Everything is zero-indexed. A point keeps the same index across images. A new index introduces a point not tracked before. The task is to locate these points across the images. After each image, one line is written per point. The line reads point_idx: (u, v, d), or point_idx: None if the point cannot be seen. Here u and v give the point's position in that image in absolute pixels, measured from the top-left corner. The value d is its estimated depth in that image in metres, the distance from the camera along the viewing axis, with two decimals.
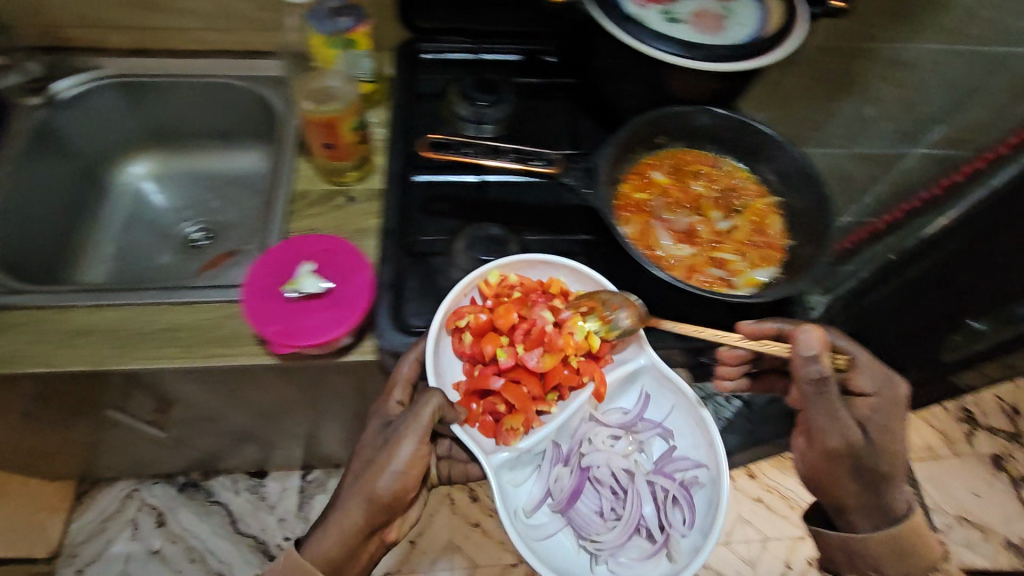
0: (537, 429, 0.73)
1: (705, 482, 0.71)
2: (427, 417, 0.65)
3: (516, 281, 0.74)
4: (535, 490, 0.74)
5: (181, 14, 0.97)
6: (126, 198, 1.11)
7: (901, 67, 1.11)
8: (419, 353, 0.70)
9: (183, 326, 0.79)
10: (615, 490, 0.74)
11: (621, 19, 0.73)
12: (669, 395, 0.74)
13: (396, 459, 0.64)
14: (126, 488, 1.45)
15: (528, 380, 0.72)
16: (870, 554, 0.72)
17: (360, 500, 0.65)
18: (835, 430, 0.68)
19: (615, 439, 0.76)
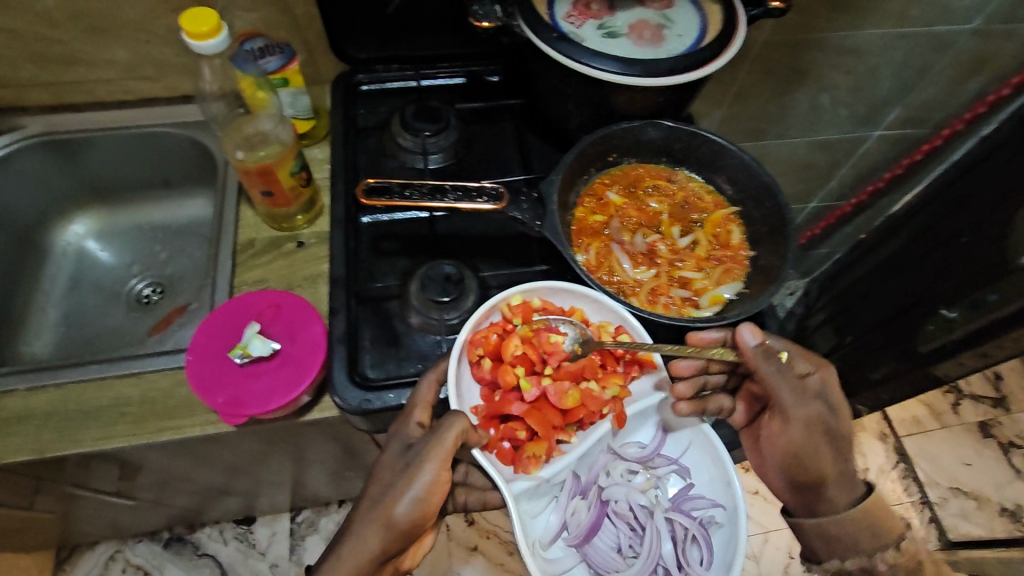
0: (558, 458, 0.70)
1: (722, 522, 0.67)
2: (451, 440, 0.61)
3: (539, 304, 0.73)
4: (552, 522, 0.71)
5: (100, 67, 0.93)
6: (68, 258, 1.06)
7: (846, 53, 1.16)
8: (441, 374, 0.67)
9: (134, 400, 0.75)
10: (633, 526, 0.71)
11: (555, 39, 0.71)
12: (687, 431, 0.72)
13: (415, 484, 0.59)
14: (109, 549, 1.40)
15: (549, 407, 0.69)
16: (845, 534, 0.66)
17: (376, 528, 0.59)
18: (798, 404, 0.67)
19: (632, 473, 0.73)
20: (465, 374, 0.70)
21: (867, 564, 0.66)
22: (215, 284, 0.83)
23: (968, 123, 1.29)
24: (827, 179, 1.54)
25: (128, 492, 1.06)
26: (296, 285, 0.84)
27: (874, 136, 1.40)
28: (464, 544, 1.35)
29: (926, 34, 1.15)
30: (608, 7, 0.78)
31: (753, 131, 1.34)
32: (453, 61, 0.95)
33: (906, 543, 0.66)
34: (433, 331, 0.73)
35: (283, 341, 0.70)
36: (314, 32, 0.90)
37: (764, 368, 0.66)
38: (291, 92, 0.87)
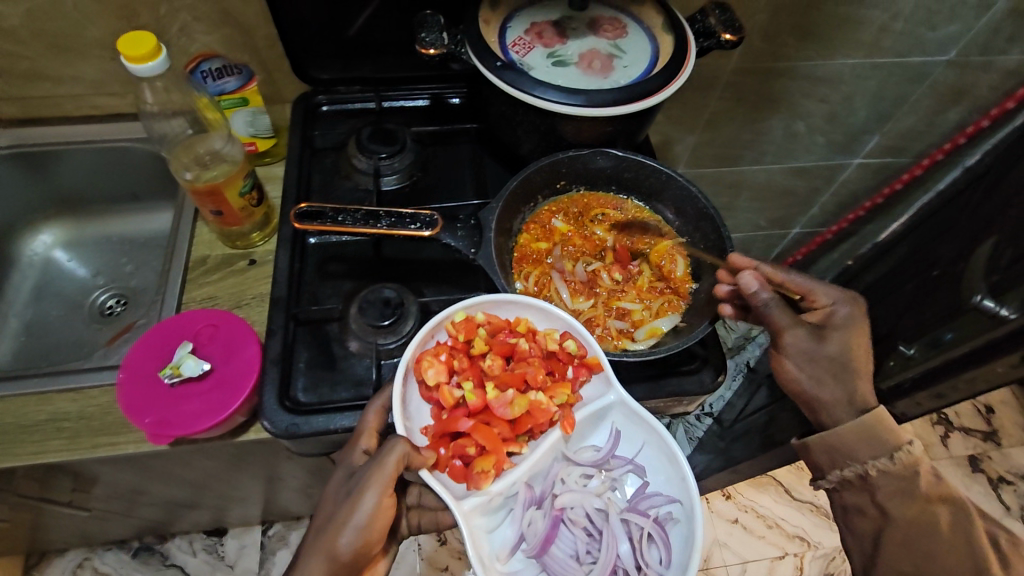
0: (509, 471, 0.66)
1: (680, 518, 0.64)
2: (392, 465, 0.58)
3: (483, 319, 0.69)
4: (508, 535, 0.66)
5: (66, 82, 0.93)
6: (34, 267, 1.07)
7: (817, 82, 1.16)
8: (387, 400, 0.66)
9: (71, 416, 0.76)
10: (590, 531, 0.67)
11: (498, 67, 0.72)
12: (639, 431, 0.68)
13: (358, 512, 0.58)
14: (77, 556, 1.32)
15: (496, 420, 0.66)
16: (842, 445, 0.68)
17: (320, 561, 0.57)
18: (791, 332, 0.69)
19: (587, 478, 0.69)
20: (412, 395, 0.67)
21: (861, 471, 0.68)
22: (164, 301, 0.83)
23: (948, 153, 1.28)
24: (808, 206, 1.52)
25: (83, 504, 1.03)
26: (244, 304, 0.84)
27: (854, 164, 1.39)
28: (436, 564, 1.30)
29: (898, 65, 1.14)
30: (559, 36, 0.79)
31: (728, 157, 1.33)
32: (415, 83, 0.96)
33: (903, 454, 0.66)
34: (369, 356, 0.72)
35: (216, 361, 0.72)
36: (274, 53, 0.91)
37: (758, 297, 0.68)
38: (250, 112, 0.89)
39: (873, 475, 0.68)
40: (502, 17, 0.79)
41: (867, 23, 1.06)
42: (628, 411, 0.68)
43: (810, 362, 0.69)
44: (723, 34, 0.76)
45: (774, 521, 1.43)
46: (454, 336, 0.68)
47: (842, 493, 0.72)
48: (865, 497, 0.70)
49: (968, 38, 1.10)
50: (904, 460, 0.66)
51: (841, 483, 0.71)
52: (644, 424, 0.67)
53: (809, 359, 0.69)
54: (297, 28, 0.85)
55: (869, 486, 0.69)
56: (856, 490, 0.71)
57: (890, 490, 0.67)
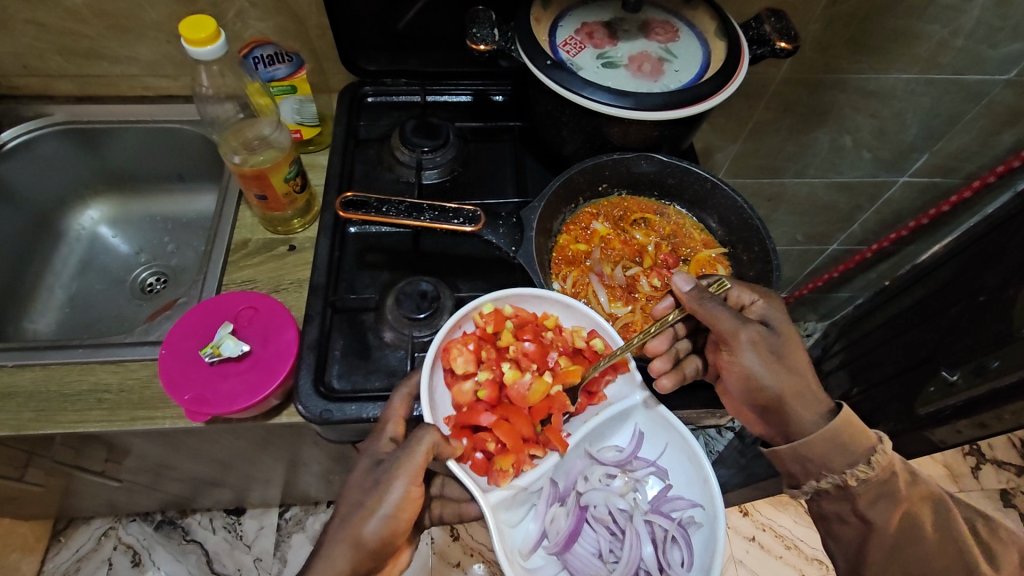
0: (533, 467, 0.66)
1: (702, 522, 0.63)
2: (421, 456, 0.58)
3: (511, 312, 0.69)
4: (531, 530, 0.65)
5: (123, 62, 0.96)
6: (81, 242, 1.10)
7: (868, 95, 1.13)
8: (414, 388, 0.66)
9: (112, 388, 0.78)
10: (613, 530, 0.67)
11: (548, 66, 0.71)
12: (661, 433, 0.67)
13: (385, 502, 0.58)
14: (104, 525, 1.35)
15: (519, 416, 0.65)
16: (819, 455, 0.62)
17: (345, 549, 0.58)
18: (742, 331, 0.63)
19: (610, 477, 0.69)
20: (438, 385, 0.67)
21: (840, 482, 0.63)
22: (204, 281, 0.85)
23: (1000, 176, 1.20)
24: (848, 223, 1.48)
25: (113, 475, 1.05)
26: (282, 288, 0.85)
27: (900, 182, 1.35)
28: (448, 560, 1.30)
29: (954, 82, 1.11)
30: (611, 37, 0.78)
31: (769, 168, 1.31)
32: (460, 78, 0.96)
33: (880, 457, 0.62)
34: (403, 347, 0.73)
35: (255, 344, 0.73)
36: (325, 42, 0.92)
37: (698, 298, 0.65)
38: (298, 100, 0.90)
39: (852, 484, 0.62)
40: (553, 16, 0.79)
41: (925, 37, 1.03)
42: (653, 412, 0.67)
43: (772, 362, 0.63)
44: (778, 41, 0.75)
45: (791, 542, 1.41)
46: (481, 328, 0.68)
47: (821, 503, 0.66)
48: (844, 506, 0.65)
49: None
50: (883, 463, 0.61)
51: (819, 494, 0.65)
52: (668, 426, 0.66)
53: (773, 358, 0.63)
54: (350, 18, 0.86)
55: (850, 495, 0.63)
56: (835, 499, 0.65)
57: (870, 497, 0.63)
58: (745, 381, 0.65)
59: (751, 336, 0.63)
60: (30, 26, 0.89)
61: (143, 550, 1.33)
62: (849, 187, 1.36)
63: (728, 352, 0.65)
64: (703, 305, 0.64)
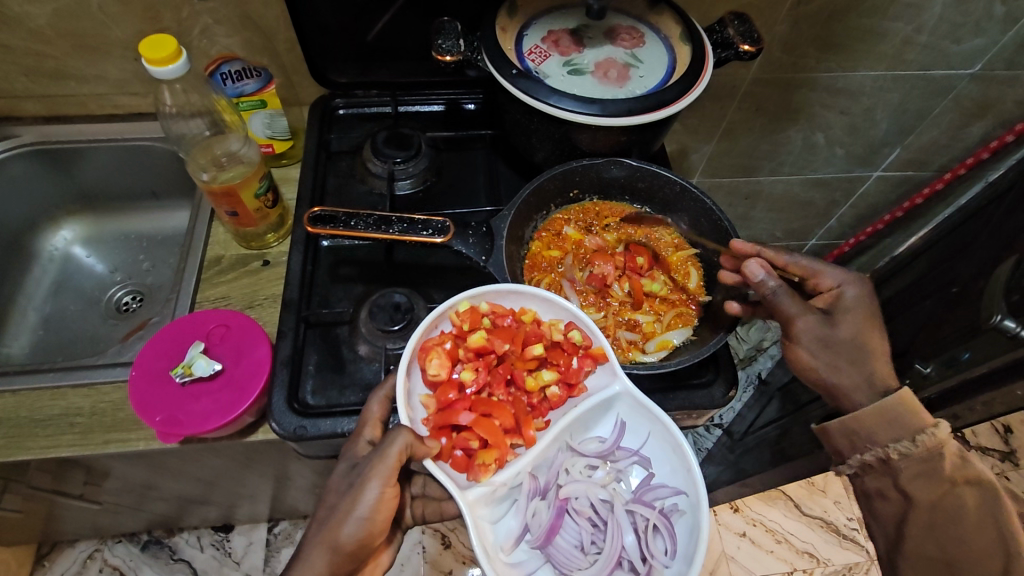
0: (513, 462, 0.66)
1: (685, 510, 0.63)
2: (393, 457, 0.58)
3: (488, 309, 0.69)
4: (513, 526, 0.66)
5: (89, 81, 0.95)
6: (54, 263, 1.09)
7: (837, 92, 1.14)
8: (391, 390, 0.66)
9: (84, 411, 0.77)
10: (595, 522, 0.67)
11: (514, 75, 0.72)
12: (644, 421, 0.67)
13: (361, 503, 0.58)
14: (88, 548, 1.33)
15: (498, 412, 0.66)
16: (864, 428, 0.67)
17: (323, 553, 0.57)
18: (801, 316, 0.68)
19: (593, 468, 0.69)
20: (416, 386, 0.67)
21: (882, 455, 0.67)
22: (177, 299, 0.84)
23: (970, 168, 1.26)
24: (826, 218, 1.49)
25: (93, 498, 1.04)
26: (256, 304, 0.84)
27: (874, 177, 1.36)
28: (439, 568, 1.30)
29: (921, 78, 1.13)
30: (577, 44, 0.79)
31: (745, 167, 1.32)
32: (431, 87, 0.96)
33: (926, 437, 0.64)
34: (378, 360, 0.73)
35: (227, 362, 0.72)
36: (294, 56, 0.92)
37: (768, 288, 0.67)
38: (268, 114, 0.90)
39: (895, 457, 0.66)
40: (519, 25, 0.80)
41: (889, 36, 1.04)
42: (633, 402, 0.67)
43: (822, 348, 0.68)
44: (741, 45, 0.75)
45: (782, 536, 1.41)
46: (457, 327, 0.68)
47: (864, 479, 0.70)
48: (886, 481, 0.68)
49: (994, 52, 1.08)
50: (927, 443, 0.63)
51: (863, 467, 0.70)
52: (650, 415, 0.66)
53: (831, 341, 0.68)
54: (318, 31, 0.86)
55: (891, 469, 0.67)
56: (878, 474, 0.69)
57: (911, 473, 0.65)
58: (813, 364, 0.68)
59: (803, 323, 0.68)
60: None
61: (130, 571, 1.32)
62: (825, 182, 1.38)
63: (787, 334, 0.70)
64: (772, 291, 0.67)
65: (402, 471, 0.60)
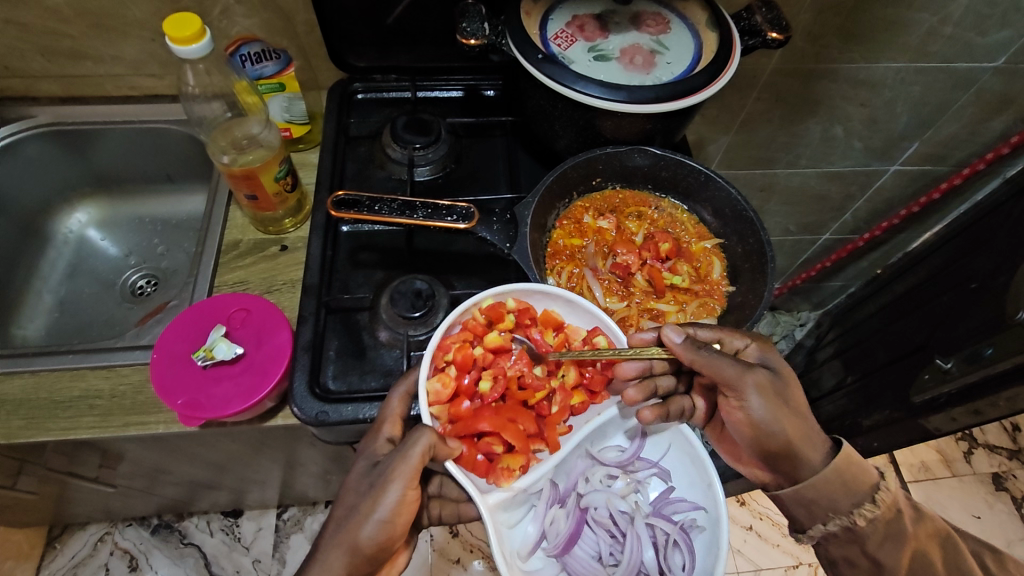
0: (536, 467, 0.65)
1: (704, 526, 0.63)
2: (416, 457, 0.57)
3: (513, 306, 0.68)
4: (530, 532, 0.65)
5: (106, 62, 0.94)
6: (69, 246, 1.08)
7: (859, 83, 1.13)
8: (411, 386, 0.66)
9: (103, 394, 0.77)
10: (613, 533, 0.67)
11: (539, 60, 0.71)
12: (666, 434, 0.67)
13: (381, 506, 0.57)
14: (99, 530, 1.34)
15: (522, 418, 0.66)
16: (821, 496, 0.62)
17: (341, 554, 0.57)
18: (748, 375, 0.61)
19: (612, 479, 0.69)
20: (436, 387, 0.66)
21: (847, 524, 0.62)
22: (196, 283, 0.84)
23: (990, 163, 1.26)
24: (841, 212, 1.48)
25: (108, 481, 1.04)
26: (274, 289, 0.84)
27: (891, 171, 1.35)
28: (448, 556, 1.30)
29: (944, 70, 1.11)
30: (602, 30, 0.78)
31: (762, 159, 1.31)
32: (450, 73, 0.95)
33: (881, 493, 0.62)
34: (399, 346, 0.72)
35: (248, 346, 0.72)
36: (314, 39, 0.91)
37: (699, 355, 0.62)
38: (287, 97, 0.89)
39: (861, 525, 0.62)
40: (544, 9, 0.79)
41: (914, 27, 1.03)
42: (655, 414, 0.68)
43: (783, 406, 0.61)
44: (770, 32, 0.74)
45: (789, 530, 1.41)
46: (476, 331, 0.67)
47: (827, 547, 0.66)
48: (851, 550, 0.64)
49: (1020, 44, 1.06)
50: (887, 501, 0.62)
51: (825, 538, 0.64)
52: (672, 426, 0.66)
53: (785, 403, 0.62)
54: (338, 13, 0.85)
55: (858, 536, 0.63)
56: (842, 542, 0.64)
57: (880, 540, 0.62)
58: (754, 429, 0.62)
59: (755, 379, 0.61)
60: (12, 25, 0.87)
61: (141, 554, 1.32)
62: (842, 176, 1.36)
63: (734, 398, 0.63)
64: (700, 355, 0.62)
65: (424, 472, 0.59)
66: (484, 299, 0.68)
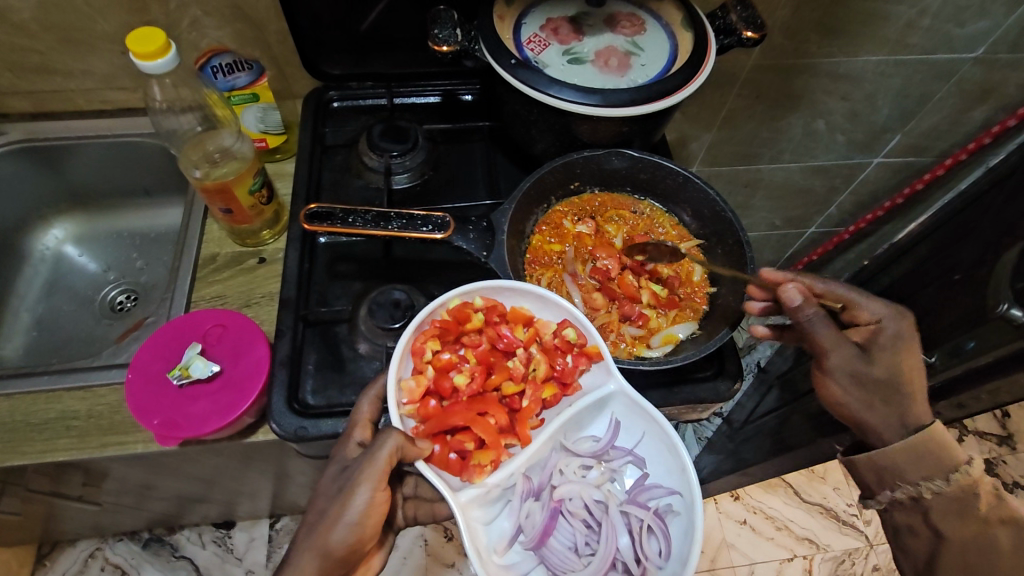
0: (508, 462, 0.65)
1: (680, 510, 0.62)
2: (382, 460, 0.57)
3: (481, 304, 0.68)
4: (505, 527, 0.65)
5: (75, 76, 0.92)
6: (46, 262, 1.07)
7: (839, 77, 1.13)
8: (381, 390, 0.65)
9: (80, 414, 0.76)
10: (589, 523, 0.66)
11: (513, 65, 0.70)
12: (638, 421, 0.66)
13: (351, 508, 0.57)
14: (89, 547, 1.32)
15: (493, 410, 0.65)
16: (888, 462, 0.67)
17: (312, 558, 0.57)
18: (835, 352, 0.66)
19: (586, 468, 0.68)
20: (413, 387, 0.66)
21: (914, 493, 0.67)
22: (173, 299, 0.83)
23: (971, 153, 1.26)
24: (826, 206, 1.48)
25: (93, 499, 1.03)
26: (252, 303, 0.83)
27: (875, 163, 1.35)
28: (442, 561, 1.29)
29: (924, 62, 1.11)
30: (576, 32, 0.77)
31: (746, 155, 1.30)
32: (426, 79, 0.94)
33: (959, 475, 0.65)
34: (378, 358, 0.72)
35: (225, 363, 0.71)
36: (286, 48, 0.90)
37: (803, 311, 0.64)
38: (261, 108, 0.88)
39: (927, 496, 0.67)
40: (517, 13, 0.78)
41: (892, 21, 1.03)
42: (628, 401, 0.65)
43: (858, 386, 0.66)
44: (745, 31, 0.74)
45: (782, 523, 1.42)
46: (448, 327, 0.67)
47: (893, 513, 0.72)
48: (917, 518, 0.69)
49: (999, 34, 1.06)
50: (961, 481, 0.65)
51: (892, 503, 0.70)
52: (644, 415, 0.65)
53: (858, 383, 0.66)
54: (311, 21, 0.84)
55: (921, 505, 0.68)
56: (908, 510, 0.70)
57: (942, 510, 0.67)
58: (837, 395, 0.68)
59: (841, 358, 0.66)
60: None
61: (132, 569, 1.31)
62: (826, 170, 1.36)
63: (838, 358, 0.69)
64: (811, 314, 0.64)
65: (392, 473, 0.59)
66: (451, 298, 0.67)
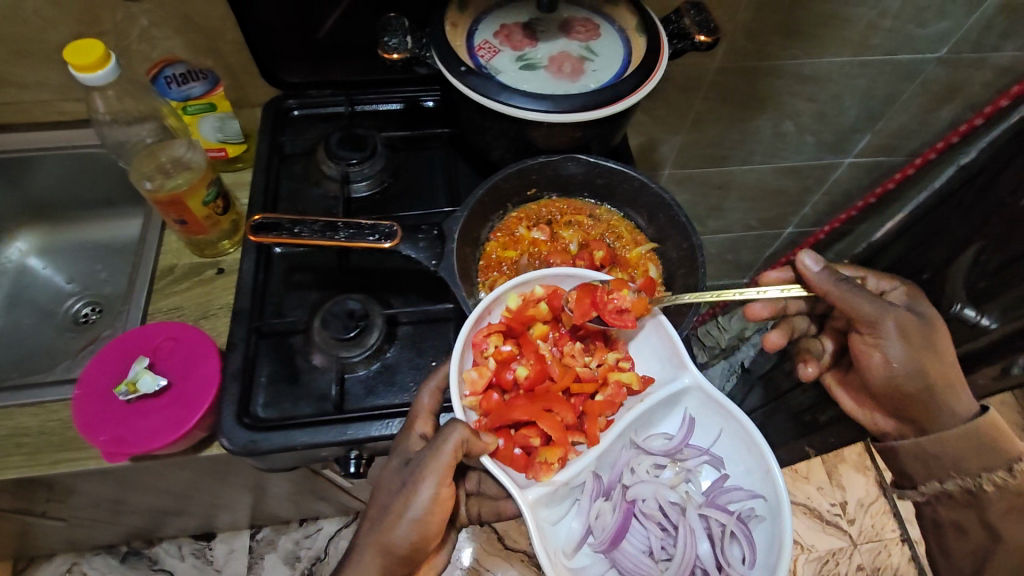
0: (576, 459, 0.64)
1: (763, 515, 0.61)
2: (448, 454, 0.57)
3: (542, 293, 0.67)
4: (575, 527, 0.64)
5: (26, 88, 0.91)
6: (7, 277, 1.06)
7: (805, 79, 1.13)
8: (441, 381, 0.65)
9: (31, 431, 0.75)
10: (664, 526, 0.66)
11: (463, 72, 0.70)
12: (716, 419, 0.65)
13: (414, 505, 0.58)
14: (65, 562, 1.30)
15: (559, 407, 0.64)
16: None
17: (375, 554, 0.59)
18: (886, 314, 0.70)
19: (660, 468, 0.67)
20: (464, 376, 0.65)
21: None
22: (129, 312, 0.82)
23: (941, 152, 1.27)
24: (800, 206, 1.48)
25: (58, 516, 1.01)
26: (210, 315, 0.82)
27: (845, 163, 1.35)
28: None
29: (888, 62, 1.11)
30: (529, 38, 0.77)
31: (715, 157, 1.30)
32: (387, 86, 0.93)
33: None
34: (332, 369, 0.71)
35: (174, 377, 0.70)
36: (242, 57, 0.89)
37: (835, 287, 0.68)
38: (218, 117, 0.87)
39: None
40: (470, 20, 0.77)
41: (852, 24, 1.03)
42: (704, 396, 0.65)
43: (913, 344, 0.71)
44: (697, 34, 0.74)
45: None
46: (512, 321, 0.66)
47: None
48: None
49: (960, 34, 1.06)
50: None
51: None
52: (723, 410, 0.64)
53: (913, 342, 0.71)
54: (265, 31, 0.84)
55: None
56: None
57: None
58: (892, 364, 0.73)
59: (896, 319, 0.70)
60: None
61: None
62: (798, 171, 1.37)
63: (873, 336, 0.72)
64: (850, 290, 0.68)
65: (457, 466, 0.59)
66: (510, 293, 0.66)
